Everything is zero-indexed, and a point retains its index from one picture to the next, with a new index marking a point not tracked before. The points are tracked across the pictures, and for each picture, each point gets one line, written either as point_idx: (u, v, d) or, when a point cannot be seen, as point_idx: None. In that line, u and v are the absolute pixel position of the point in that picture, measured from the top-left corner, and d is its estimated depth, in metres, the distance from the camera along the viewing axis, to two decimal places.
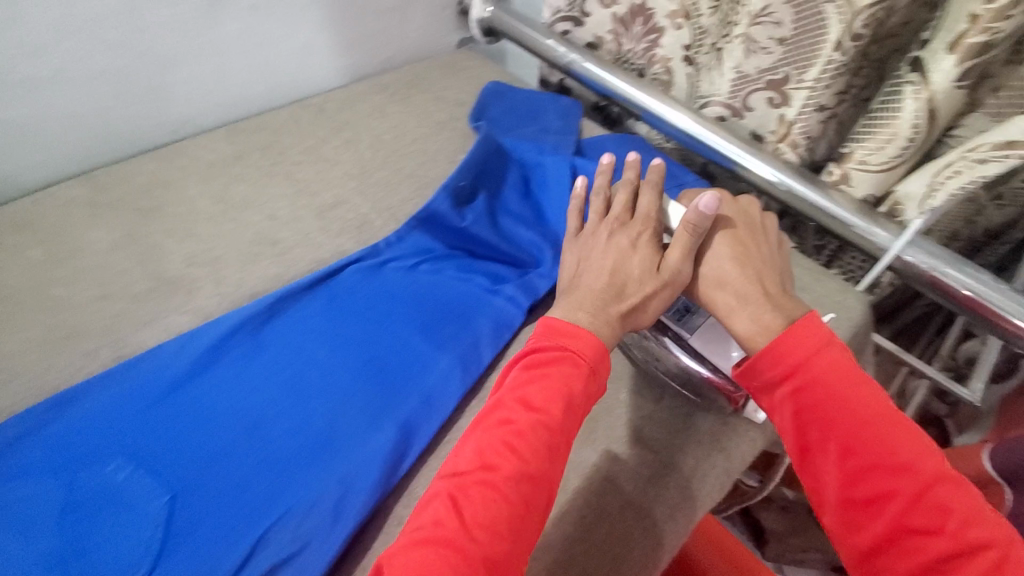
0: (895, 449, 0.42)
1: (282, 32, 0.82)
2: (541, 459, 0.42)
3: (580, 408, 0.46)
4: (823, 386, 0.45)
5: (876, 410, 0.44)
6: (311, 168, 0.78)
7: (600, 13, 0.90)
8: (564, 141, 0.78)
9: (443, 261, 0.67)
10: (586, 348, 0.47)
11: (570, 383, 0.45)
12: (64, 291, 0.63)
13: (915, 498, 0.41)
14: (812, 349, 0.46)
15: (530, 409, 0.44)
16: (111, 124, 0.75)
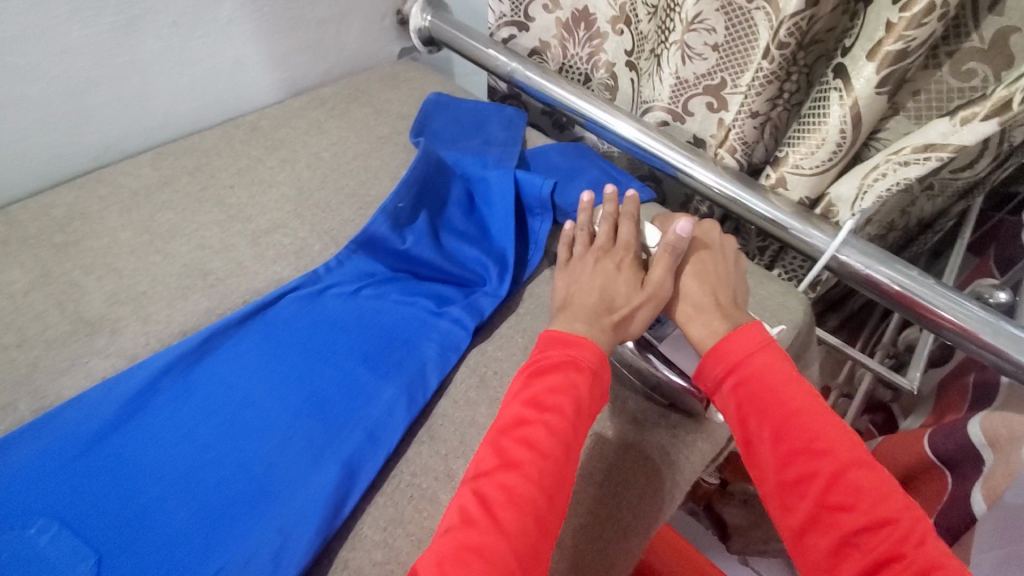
0: (819, 435, 0.46)
1: (207, 50, 0.79)
2: (561, 453, 0.46)
3: (590, 406, 0.50)
4: (759, 380, 0.49)
5: (805, 401, 0.48)
6: (245, 191, 0.75)
7: (544, 18, 0.86)
8: (507, 153, 0.77)
9: (386, 284, 0.65)
10: (587, 351, 0.51)
11: (578, 384, 0.49)
12: None
13: (834, 480, 0.44)
14: (751, 348, 0.51)
15: (545, 410, 0.47)
16: (21, 155, 0.70)
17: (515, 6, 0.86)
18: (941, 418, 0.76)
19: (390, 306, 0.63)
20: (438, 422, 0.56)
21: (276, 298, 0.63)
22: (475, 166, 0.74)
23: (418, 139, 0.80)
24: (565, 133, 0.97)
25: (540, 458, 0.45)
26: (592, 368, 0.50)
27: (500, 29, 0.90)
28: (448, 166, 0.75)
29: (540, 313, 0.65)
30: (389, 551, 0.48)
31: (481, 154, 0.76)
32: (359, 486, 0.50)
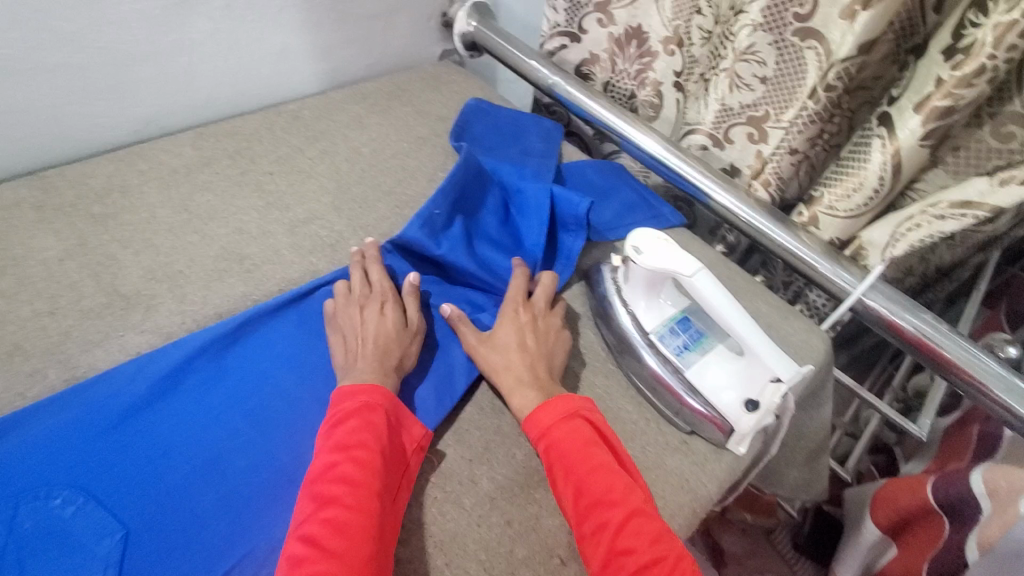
0: (613, 486, 0.47)
1: (256, 35, 0.79)
2: (379, 481, 0.47)
3: (399, 440, 0.51)
4: (565, 443, 0.50)
5: (603, 457, 0.49)
6: (285, 179, 0.76)
7: (597, 31, 0.87)
8: (542, 166, 0.77)
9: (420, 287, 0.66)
10: (382, 392, 0.52)
11: (380, 422, 0.50)
12: (5, 304, 0.58)
13: (621, 527, 0.45)
14: (559, 412, 0.51)
15: (353, 449, 0.47)
16: (64, 121, 0.70)
17: (570, 16, 0.88)
18: (943, 467, 0.75)
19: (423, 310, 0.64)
20: (464, 426, 0.56)
21: (310, 290, 0.63)
22: (511, 177, 0.74)
23: (456, 145, 0.80)
24: (599, 149, 0.97)
25: (360, 487, 0.45)
26: (392, 410, 0.52)
27: (552, 38, 0.91)
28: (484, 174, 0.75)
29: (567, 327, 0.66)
30: (411, 550, 0.47)
31: (517, 165, 0.76)
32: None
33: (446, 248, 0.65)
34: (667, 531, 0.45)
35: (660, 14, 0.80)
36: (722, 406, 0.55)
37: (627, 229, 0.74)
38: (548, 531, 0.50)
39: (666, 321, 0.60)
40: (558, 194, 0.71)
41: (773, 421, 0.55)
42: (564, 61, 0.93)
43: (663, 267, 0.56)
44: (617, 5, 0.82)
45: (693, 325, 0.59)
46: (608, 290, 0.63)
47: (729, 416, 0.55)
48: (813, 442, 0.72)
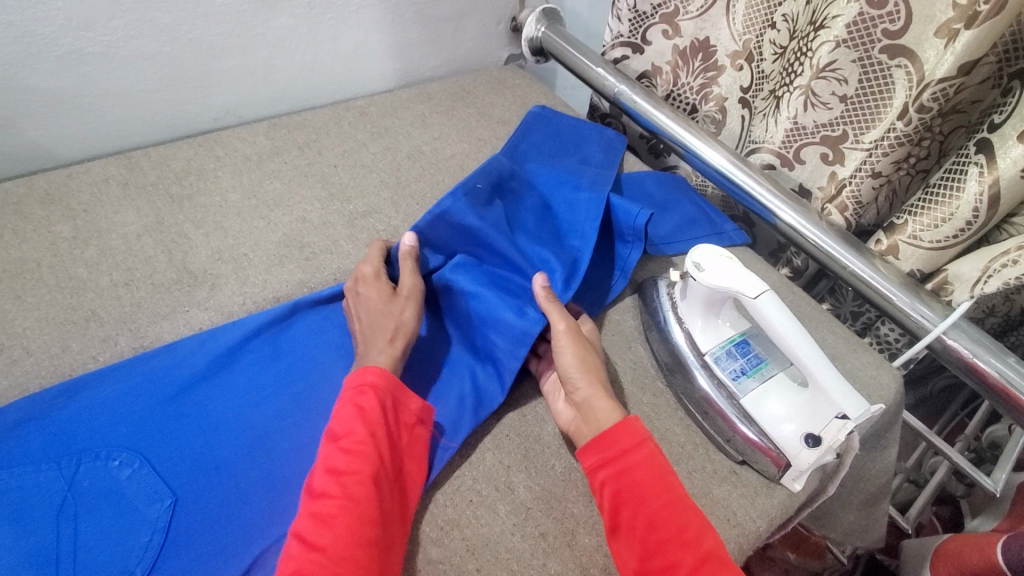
0: (686, 525, 0.44)
1: (332, 34, 0.82)
2: (371, 468, 0.46)
3: (395, 422, 0.50)
4: (639, 471, 0.47)
5: (677, 493, 0.46)
6: (348, 172, 0.78)
7: (662, 43, 0.84)
8: (605, 174, 0.76)
9: (459, 270, 0.63)
10: (375, 373, 0.51)
11: (372, 407, 0.49)
12: (87, 272, 0.62)
13: (697, 570, 0.42)
14: (633, 438, 0.49)
15: (342, 439, 0.47)
16: (154, 106, 0.75)
17: (634, 27, 0.86)
18: (1016, 527, 0.67)
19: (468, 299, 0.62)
20: (505, 431, 0.55)
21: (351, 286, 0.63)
22: (562, 180, 0.72)
23: (508, 144, 0.77)
24: (655, 161, 0.94)
25: (349, 476, 0.45)
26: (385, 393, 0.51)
27: (614, 49, 0.91)
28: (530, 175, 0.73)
29: (617, 340, 0.64)
30: (443, 550, 0.47)
31: (573, 169, 0.75)
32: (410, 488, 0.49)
33: (490, 230, 0.64)
34: None
35: (730, 27, 0.76)
36: (777, 436, 0.52)
37: (686, 243, 0.72)
38: (583, 549, 0.48)
39: (723, 342, 0.57)
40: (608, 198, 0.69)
41: (835, 459, 0.51)
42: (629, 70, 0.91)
43: (726, 286, 0.54)
44: (684, 16, 0.79)
45: (752, 349, 0.57)
46: (664, 306, 0.62)
47: (787, 450, 0.52)
48: (872, 486, 0.67)
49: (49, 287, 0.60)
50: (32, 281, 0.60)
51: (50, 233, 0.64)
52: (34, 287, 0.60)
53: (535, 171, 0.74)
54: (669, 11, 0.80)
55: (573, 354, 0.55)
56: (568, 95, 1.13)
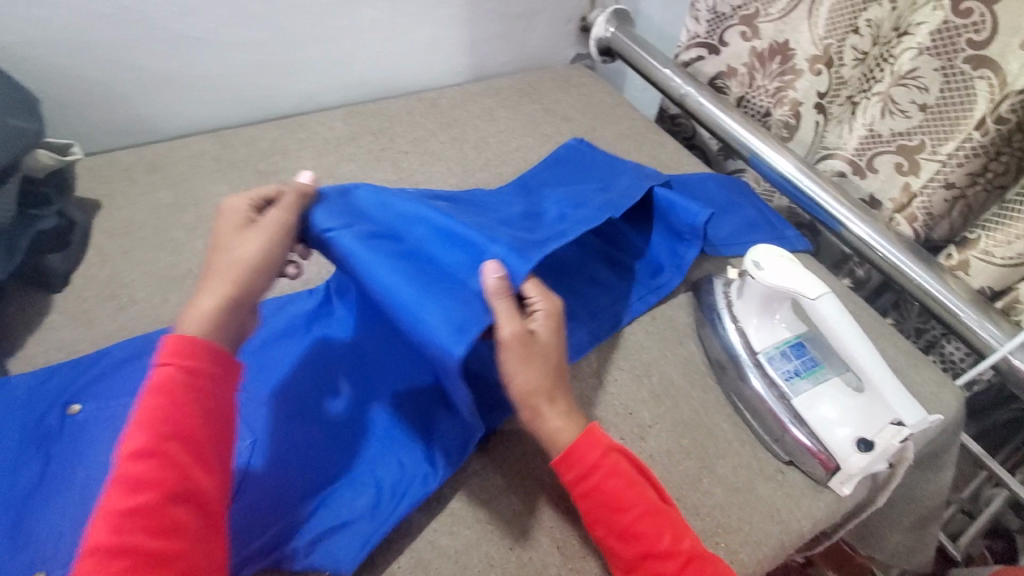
0: (661, 536, 0.43)
1: (410, 27, 0.87)
2: (162, 494, 0.36)
3: (200, 428, 0.39)
4: (606, 489, 0.45)
5: (646, 503, 0.44)
6: (417, 159, 0.82)
7: (739, 44, 0.83)
8: (625, 186, 0.65)
9: (369, 247, 0.48)
10: (196, 344, 0.41)
11: (184, 397, 0.39)
12: (183, 235, 0.68)
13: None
14: (593, 453, 0.45)
15: (127, 460, 0.36)
16: (247, 89, 0.81)
17: (712, 28, 0.86)
18: None
19: (360, 273, 0.47)
20: None
21: None
22: (562, 198, 0.64)
23: (515, 183, 0.72)
24: (721, 165, 0.94)
25: (144, 493, 0.35)
26: (202, 377, 0.41)
27: (688, 50, 0.90)
28: (529, 199, 0.66)
29: (668, 335, 0.64)
30: (490, 512, 0.50)
31: (584, 184, 0.67)
32: (325, 524, 0.46)
33: (416, 207, 0.52)
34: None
35: (812, 30, 0.74)
36: (828, 440, 0.53)
37: (745, 246, 0.72)
38: None
39: (778, 342, 0.58)
40: (606, 214, 0.58)
41: (886, 467, 0.52)
42: (696, 71, 0.91)
43: (787, 286, 0.54)
44: (765, 18, 0.79)
45: (807, 351, 0.57)
46: (719, 304, 0.62)
47: (837, 452, 0.52)
48: (925, 506, 0.65)
49: (150, 246, 0.66)
50: (137, 240, 0.67)
51: (153, 198, 0.71)
52: (138, 245, 0.66)
53: (538, 196, 0.67)
54: (750, 13, 0.80)
55: (520, 367, 0.45)
56: (634, 96, 1.14)
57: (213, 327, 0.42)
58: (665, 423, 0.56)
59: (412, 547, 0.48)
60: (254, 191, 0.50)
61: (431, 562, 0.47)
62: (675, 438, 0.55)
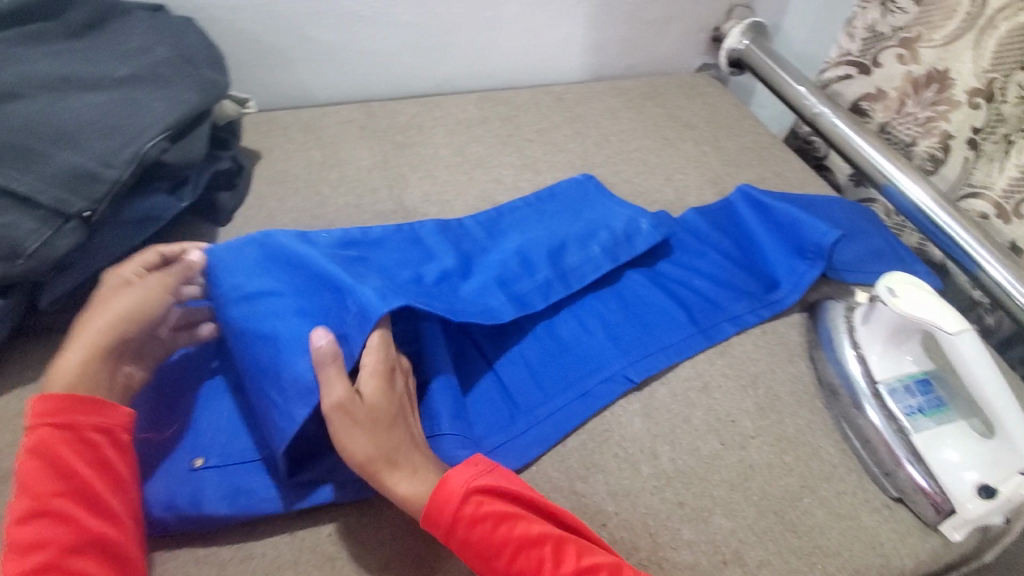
0: (543, 565, 0.42)
1: (549, 22, 0.90)
2: (61, 550, 0.38)
3: (87, 480, 0.42)
4: (471, 538, 0.42)
5: (515, 539, 0.42)
6: (540, 148, 0.85)
7: (893, 67, 0.80)
8: (584, 260, 0.65)
9: (237, 300, 0.51)
10: (58, 399, 0.43)
11: (62, 453, 0.42)
12: (328, 191, 0.75)
13: None
14: (450, 503, 0.42)
15: (18, 531, 0.39)
16: (393, 67, 0.88)
17: (866, 46, 0.83)
18: None
19: (242, 336, 0.49)
20: (656, 404, 0.58)
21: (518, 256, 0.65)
22: (507, 259, 0.63)
23: (488, 213, 0.71)
24: (851, 191, 0.90)
25: (39, 554, 0.38)
26: (83, 430, 0.43)
27: (835, 67, 0.88)
28: (488, 248, 0.66)
29: (779, 351, 0.63)
30: (587, 487, 0.52)
31: (546, 243, 0.65)
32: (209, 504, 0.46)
33: (302, 248, 0.53)
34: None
35: (976, 62, 0.71)
36: (947, 482, 0.51)
37: (870, 276, 0.69)
38: (718, 529, 0.50)
39: (903, 376, 0.57)
40: (526, 304, 0.60)
41: (1004, 521, 0.50)
42: (836, 91, 0.88)
43: (925, 317, 0.52)
44: (927, 43, 0.75)
45: (933, 390, 0.56)
46: (838, 329, 0.61)
47: (954, 496, 0.50)
48: None
49: (301, 197, 0.74)
50: (290, 191, 0.74)
51: (305, 156, 0.79)
52: (291, 195, 0.74)
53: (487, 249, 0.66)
54: (911, 36, 0.77)
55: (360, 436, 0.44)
56: (760, 112, 1.12)
57: (85, 380, 0.45)
58: (768, 437, 0.56)
59: None
60: (140, 259, 0.53)
61: None
62: (777, 453, 0.55)
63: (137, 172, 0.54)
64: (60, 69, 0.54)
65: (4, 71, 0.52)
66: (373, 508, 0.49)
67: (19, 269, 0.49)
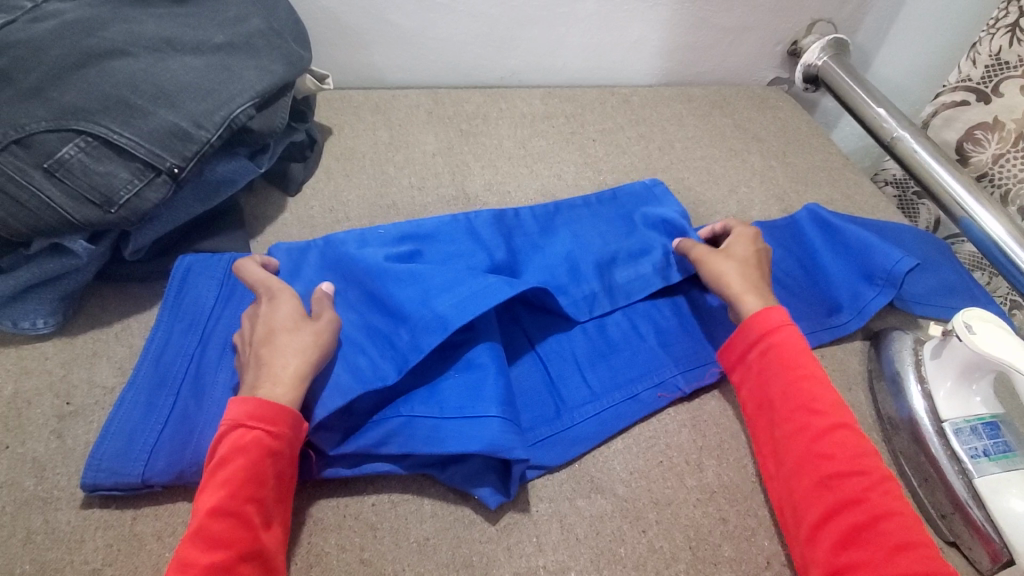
0: (822, 397, 0.48)
1: (623, 23, 0.89)
2: (238, 554, 0.39)
3: (273, 489, 0.42)
4: (789, 342, 0.51)
5: (814, 369, 0.50)
6: (604, 148, 0.85)
7: (1014, 97, 0.75)
8: (631, 279, 0.64)
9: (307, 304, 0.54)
10: (277, 409, 0.44)
11: (265, 461, 0.42)
12: (393, 171, 0.77)
13: (825, 431, 0.46)
14: (776, 320, 0.53)
15: (211, 520, 0.39)
16: (464, 56, 0.88)
17: (988, 74, 0.77)
18: None
19: None
20: (705, 417, 0.57)
21: (569, 254, 0.64)
22: (557, 266, 0.63)
23: (545, 206, 0.69)
24: (946, 225, 0.86)
25: (221, 552, 0.38)
26: (283, 444, 0.44)
27: (952, 91, 0.82)
28: (540, 248, 0.65)
29: (837, 378, 0.61)
30: (629, 490, 0.51)
31: (597, 255, 0.65)
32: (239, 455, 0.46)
33: (366, 258, 0.56)
34: (872, 457, 0.46)
35: None
36: (1009, 530, 0.48)
37: (938, 309, 0.66)
38: (763, 550, 0.49)
39: (970, 417, 0.54)
40: (570, 313, 0.60)
41: None
42: (949, 119, 0.83)
43: (999, 356, 0.51)
44: None
45: (1000, 435, 0.53)
46: (904, 361, 0.59)
47: (1015, 546, 0.47)
48: None
49: (366, 174, 0.76)
50: (357, 167, 0.76)
51: (373, 136, 0.81)
52: (357, 172, 0.76)
53: (537, 248, 0.65)
54: None
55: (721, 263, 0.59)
56: (840, 135, 1.10)
57: None
58: None
59: (551, 497, 0.50)
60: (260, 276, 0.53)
61: (568, 517, 0.49)
62: None
63: (224, 135, 0.57)
64: (165, 31, 0.57)
65: (115, 29, 0.55)
66: (417, 484, 0.50)
67: (112, 217, 0.52)
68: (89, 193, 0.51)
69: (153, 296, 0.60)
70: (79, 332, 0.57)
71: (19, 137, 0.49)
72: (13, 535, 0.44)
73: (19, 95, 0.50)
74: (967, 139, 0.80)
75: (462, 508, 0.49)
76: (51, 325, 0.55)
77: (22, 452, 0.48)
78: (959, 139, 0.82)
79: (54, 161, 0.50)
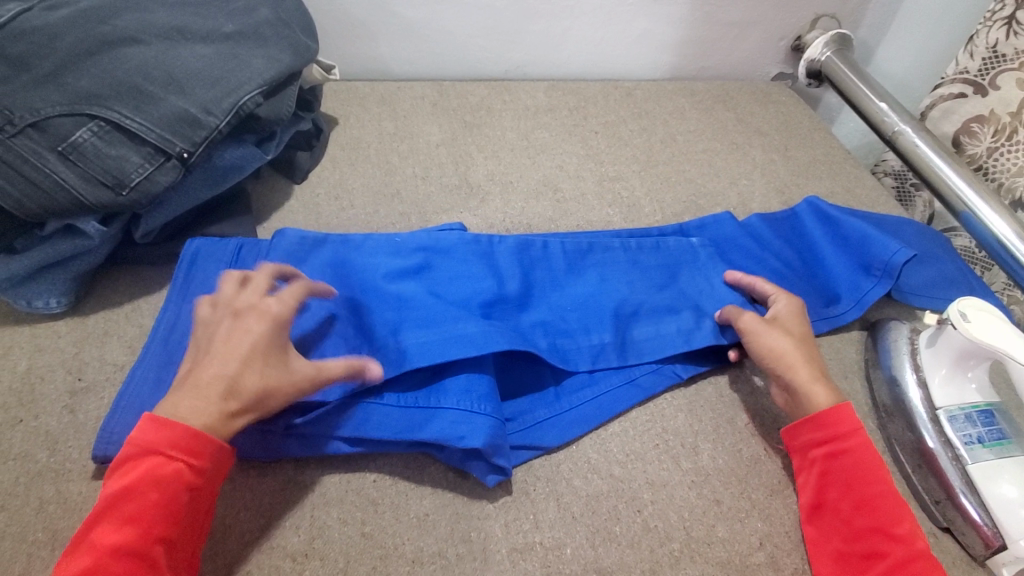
0: (899, 521, 0.45)
1: (627, 17, 0.89)
2: None
3: (185, 528, 0.40)
4: (857, 454, 0.48)
5: (888, 485, 0.47)
6: (606, 140, 0.85)
7: (1011, 91, 0.75)
8: (655, 335, 0.60)
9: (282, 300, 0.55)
10: (203, 443, 0.41)
11: (182, 499, 0.40)
12: (397, 161, 0.78)
13: (903, 563, 0.43)
14: (849, 423, 0.49)
15: (113, 559, 0.37)
16: (469, 48, 0.89)
17: (985, 66, 0.77)
18: None
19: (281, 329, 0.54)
20: (701, 402, 0.58)
21: (588, 299, 0.61)
22: (569, 310, 0.60)
23: (579, 242, 0.65)
24: (942, 217, 0.87)
25: None
26: (202, 480, 0.41)
27: (949, 83, 0.82)
28: (561, 286, 0.62)
29: (833, 366, 0.62)
30: (625, 472, 0.52)
31: (619, 304, 0.61)
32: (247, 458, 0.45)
33: (367, 268, 0.57)
34: None
35: None
36: (1003, 516, 0.49)
37: (935, 302, 0.67)
38: (755, 531, 0.49)
39: (965, 404, 0.55)
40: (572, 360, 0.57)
41: None
42: (946, 111, 0.83)
43: (995, 344, 0.51)
44: None
45: (996, 422, 0.54)
46: (898, 350, 0.60)
47: (1007, 531, 0.48)
48: None
49: (371, 164, 0.77)
50: (362, 157, 0.77)
51: (378, 126, 0.82)
52: (362, 161, 0.77)
53: (557, 286, 0.61)
54: None
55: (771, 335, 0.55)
56: (841, 130, 1.10)
57: None
58: None
59: (548, 477, 0.51)
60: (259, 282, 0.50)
61: (564, 496, 0.50)
62: None
63: (232, 122, 0.58)
64: (175, 19, 0.58)
65: (128, 18, 0.56)
66: (417, 462, 0.51)
67: (123, 200, 0.54)
68: (101, 176, 0.52)
69: (162, 278, 0.62)
70: (90, 312, 0.58)
71: (34, 121, 0.50)
72: (27, 504, 0.46)
73: (35, 81, 0.51)
74: (963, 131, 0.81)
75: (460, 487, 0.50)
76: (63, 304, 0.57)
77: (36, 425, 0.50)
78: (955, 132, 0.82)
79: (68, 144, 0.51)
